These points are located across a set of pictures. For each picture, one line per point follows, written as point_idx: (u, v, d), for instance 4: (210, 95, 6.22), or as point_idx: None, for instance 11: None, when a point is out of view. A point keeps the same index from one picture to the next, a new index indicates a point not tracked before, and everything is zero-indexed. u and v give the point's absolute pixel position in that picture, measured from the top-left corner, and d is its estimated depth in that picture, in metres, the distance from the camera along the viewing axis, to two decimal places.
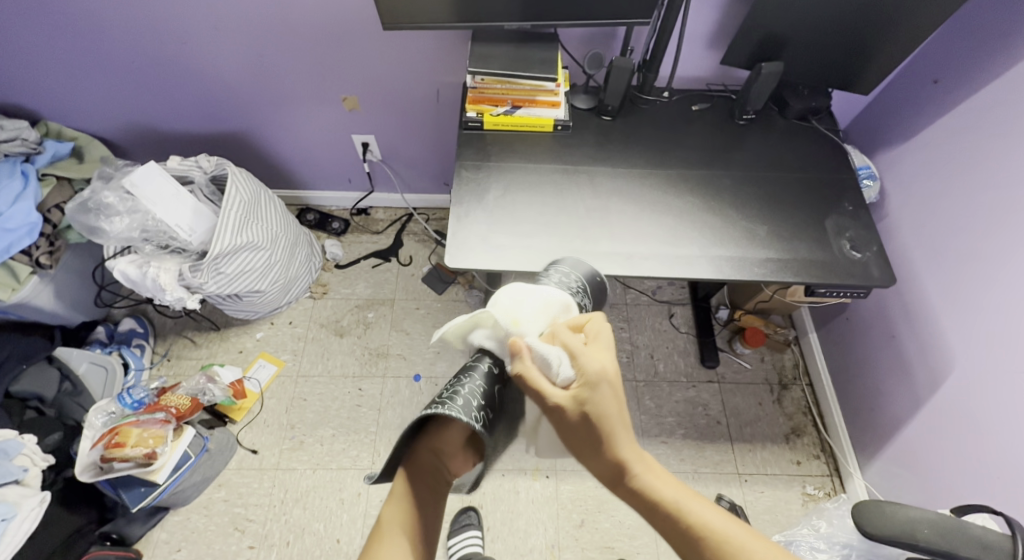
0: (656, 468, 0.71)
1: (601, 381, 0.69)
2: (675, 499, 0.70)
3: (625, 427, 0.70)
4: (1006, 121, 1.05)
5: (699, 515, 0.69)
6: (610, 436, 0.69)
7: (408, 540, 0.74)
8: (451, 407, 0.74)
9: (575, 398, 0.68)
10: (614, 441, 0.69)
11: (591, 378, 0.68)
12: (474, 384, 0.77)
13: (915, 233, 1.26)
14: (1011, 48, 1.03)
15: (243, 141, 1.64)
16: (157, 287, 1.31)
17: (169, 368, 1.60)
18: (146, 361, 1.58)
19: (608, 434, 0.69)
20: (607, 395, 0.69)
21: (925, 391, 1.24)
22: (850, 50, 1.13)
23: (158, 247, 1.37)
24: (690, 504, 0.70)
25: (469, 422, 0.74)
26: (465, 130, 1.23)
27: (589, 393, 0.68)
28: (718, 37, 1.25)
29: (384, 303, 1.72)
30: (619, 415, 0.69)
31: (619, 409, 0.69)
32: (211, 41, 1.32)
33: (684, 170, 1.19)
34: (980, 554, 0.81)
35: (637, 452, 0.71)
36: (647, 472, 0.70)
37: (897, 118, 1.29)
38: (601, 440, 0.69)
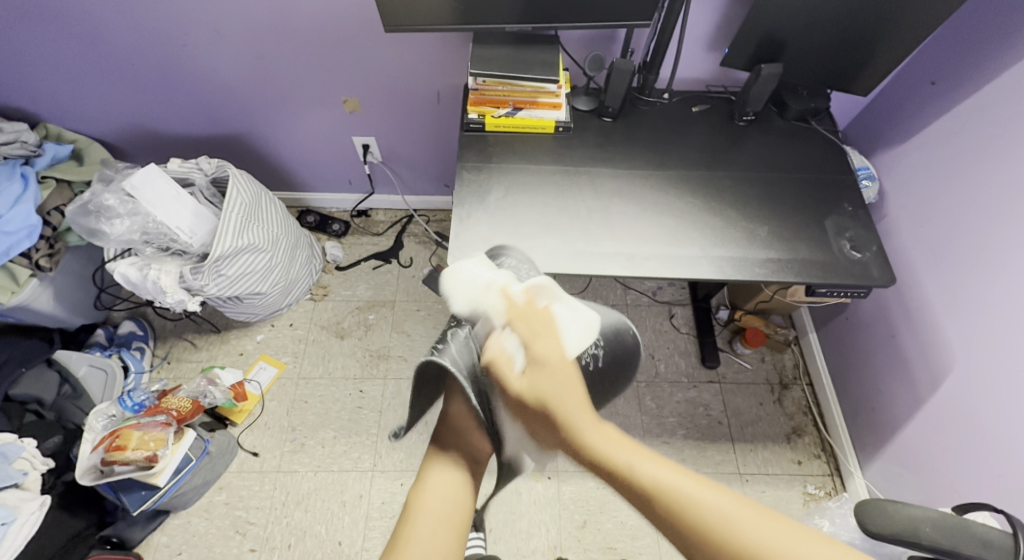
0: (609, 433, 0.73)
1: (541, 365, 0.80)
2: (622, 458, 0.70)
3: (573, 403, 0.76)
4: (1005, 121, 1.06)
5: (650, 474, 0.68)
6: (556, 413, 0.76)
7: (444, 487, 0.81)
8: (445, 351, 0.82)
9: (526, 388, 0.78)
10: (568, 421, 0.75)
11: (538, 357, 0.80)
12: (470, 340, 0.85)
13: (914, 233, 1.26)
14: (1009, 50, 1.04)
15: (243, 143, 1.64)
16: (157, 289, 1.31)
17: (169, 371, 1.59)
18: (146, 363, 1.58)
19: (554, 411, 0.76)
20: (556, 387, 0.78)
21: (925, 390, 1.25)
22: (849, 51, 1.14)
23: (159, 249, 1.37)
24: (637, 464, 0.70)
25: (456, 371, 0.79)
26: (466, 132, 1.24)
27: (536, 378, 0.79)
28: (717, 39, 1.26)
29: (385, 304, 1.72)
30: (567, 393, 0.77)
31: (566, 387, 0.78)
32: (212, 43, 1.33)
33: (685, 171, 1.20)
34: (984, 552, 0.81)
35: (587, 420, 0.75)
36: (591, 427, 0.74)
37: (896, 119, 1.30)
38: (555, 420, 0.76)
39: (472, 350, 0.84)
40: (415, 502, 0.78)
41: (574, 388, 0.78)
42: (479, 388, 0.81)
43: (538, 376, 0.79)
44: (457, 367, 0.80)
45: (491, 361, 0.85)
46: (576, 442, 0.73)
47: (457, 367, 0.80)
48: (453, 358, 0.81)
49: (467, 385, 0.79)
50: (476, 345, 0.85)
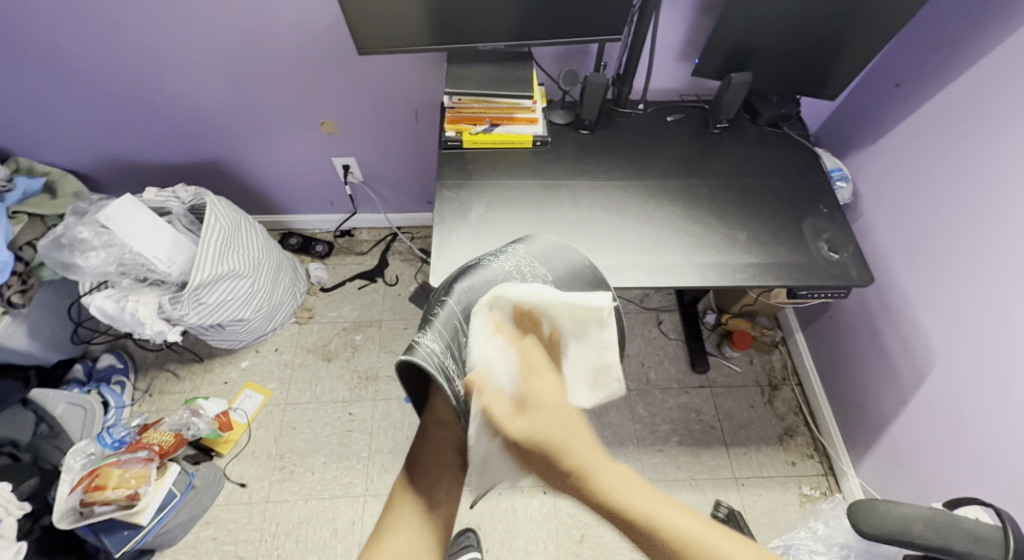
0: (636, 485, 0.75)
1: (529, 407, 0.80)
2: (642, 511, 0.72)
3: (581, 449, 0.77)
4: (968, 121, 1.09)
5: (678, 524, 0.71)
6: (554, 452, 0.77)
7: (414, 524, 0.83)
8: (416, 354, 0.76)
9: (522, 394, 0.80)
10: (570, 478, 0.75)
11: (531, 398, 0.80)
12: (434, 340, 0.79)
13: (889, 232, 1.29)
14: (966, 53, 1.08)
15: (221, 168, 1.63)
16: (136, 321, 1.28)
17: (151, 404, 1.55)
18: (127, 398, 1.54)
19: (552, 450, 0.77)
20: (556, 430, 0.78)
21: (910, 387, 1.26)
22: (815, 59, 1.17)
23: (136, 280, 1.34)
24: (663, 513, 0.72)
25: (438, 371, 0.76)
26: (445, 150, 1.24)
27: (529, 411, 0.79)
28: (687, 50, 1.28)
29: (371, 324, 1.71)
30: (565, 437, 0.78)
31: (572, 440, 0.77)
32: (184, 71, 1.32)
33: (664, 180, 1.21)
34: (975, 547, 0.81)
35: (592, 461, 0.76)
36: (611, 479, 0.75)
37: (865, 121, 1.33)
38: (546, 457, 0.77)
39: (457, 339, 0.82)
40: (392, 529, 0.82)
41: (577, 435, 0.79)
42: (453, 383, 0.78)
43: (537, 418, 0.79)
44: (434, 367, 0.76)
45: (461, 346, 0.82)
46: (587, 484, 0.75)
47: (437, 369, 0.76)
48: (431, 353, 0.77)
49: (439, 378, 0.76)
50: (460, 333, 0.82)
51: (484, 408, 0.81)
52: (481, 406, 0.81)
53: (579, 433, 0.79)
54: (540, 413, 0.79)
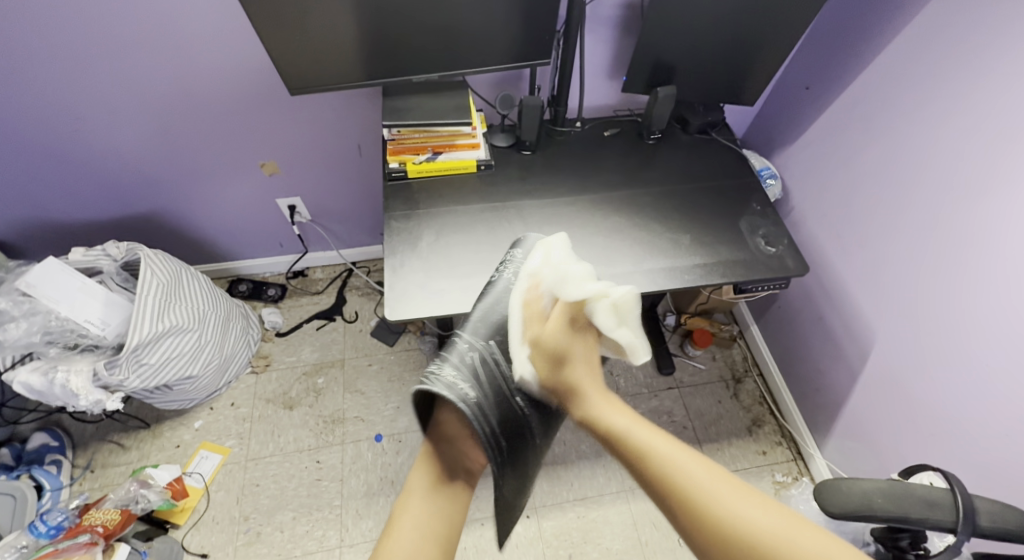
0: (615, 404, 0.80)
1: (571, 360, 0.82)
2: (639, 440, 0.74)
3: (585, 362, 0.83)
4: (873, 115, 1.18)
5: (646, 440, 0.74)
6: (574, 385, 0.81)
7: (419, 525, 0.79)
8: (431, 381, 0.79)
9: (560, 369, 0.82)
10: (581, 395, 0.81)
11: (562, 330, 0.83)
12: (451, 369, 0.83)
13: (820, 222, 1.37)
14: (864, 53, 1.17)
15: (157, 221, 1.57)
16: (69, 393, 1.21)
17: (94, 480, 1.46)
18: (65, 477, 1.44)
19: (573, 380, 0.82)
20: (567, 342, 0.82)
21: (858, 366, 1.32)
22: (732, 69, 1.24)
23: (66, 348, 1.27)
24: (638, 432, 0.75)
25: (453, 396, 0.78)
26: (390, 182, 1.24)
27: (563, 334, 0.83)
28: (616, 68, 1.33)
29: (334, 365, 1.67)
30: (578, 360, 0.82)
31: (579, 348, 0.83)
32: (107, 124, 1.28)
33: (609, 192, 1.25)
34: (929, 514, 0.81)
35: (588, 382, 0.82)
36: (598, 402, 0.80)
37: (788, 121, 1.41)
38: (567, 383, 0.82)
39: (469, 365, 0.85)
40: (398, 520, 0.79)
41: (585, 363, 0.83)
42: (473, 402, 0.79)
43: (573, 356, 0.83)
44: (448, 391, 0.79)
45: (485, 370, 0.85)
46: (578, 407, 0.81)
47: (449, 391, 0.78)
48: (445, 380, 0.80)
49: (453, 399, 0.78)
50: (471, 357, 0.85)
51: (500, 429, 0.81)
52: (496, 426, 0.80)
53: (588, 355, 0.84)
54: (559, 332, 0.83)
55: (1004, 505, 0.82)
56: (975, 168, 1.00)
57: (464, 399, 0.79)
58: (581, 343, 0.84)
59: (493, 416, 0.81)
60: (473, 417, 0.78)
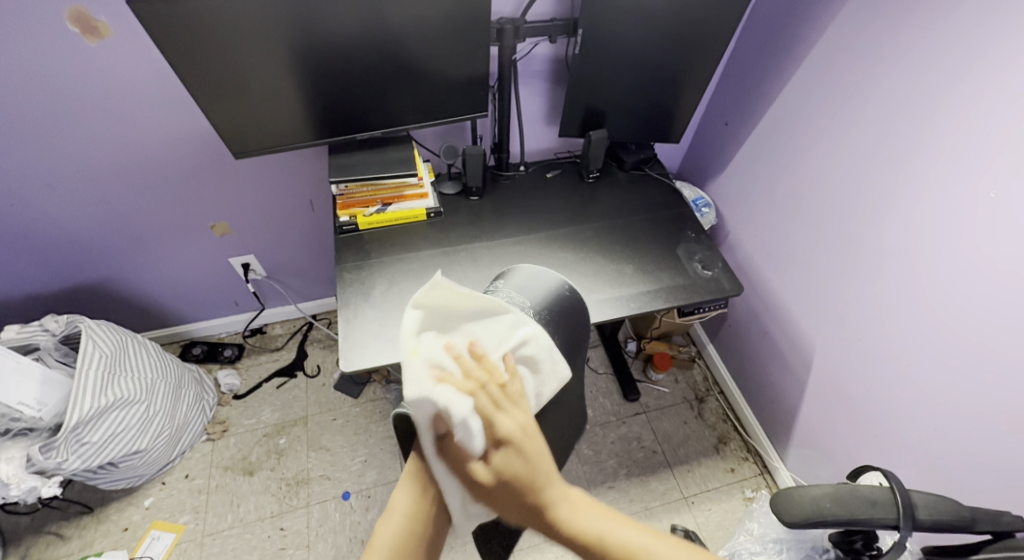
0: (581, 500, 0.63)
1: (509, 449, 0.58)
2: (608, 542, 0.63)
3: (552, 472, 0.62)
4: (785, 145, 1.29)
5: (620, 537, 0.64)
6: (532, 489, 0.60)
7: None
8: (418, 406, 0.64)
9: (492, 464, 0.59)
10: (545, 501, 0.61)
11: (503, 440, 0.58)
12: None
13: (754, 243, 1.46)
14: (771, 92, 1.29)
15: (100, 291, 1.53)
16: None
17: None
18: None
19: (530, 485, 0.60)
20: (524, 469, 0.59)
21: (804, 378, 1.39)
22: (658, 112, 1.34)
23: None
24: (613, 532, 0.64)
25: None
26: (341, 235, 1.26)
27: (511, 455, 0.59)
28: (552, 115, 1.42)
29: (296, 424, 1.63)
30: (544, 473, 0.61)
31: (540, 457, 0.60)
32: (43, 198, 1.26)
33: (557, 230, 1.30)
34: (874, 513, 0.86)
35: (562, 491, 0.62)
36: (569, 507, 0.62)
37: (716, 154, 1.52)
38: (528, 495, 0.60)
39: None
40: None
41: (547, 460, 0.61)
42: None
43: (509, 457, 0.59)
44: None
45: None
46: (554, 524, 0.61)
47: None
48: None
49: None
50: None
51: None
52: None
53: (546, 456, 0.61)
54: (515, 427, 0.59)
55: (936, 497, 0.88)
56: (871, 189, 1.12)
57: None
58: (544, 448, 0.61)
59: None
60: None
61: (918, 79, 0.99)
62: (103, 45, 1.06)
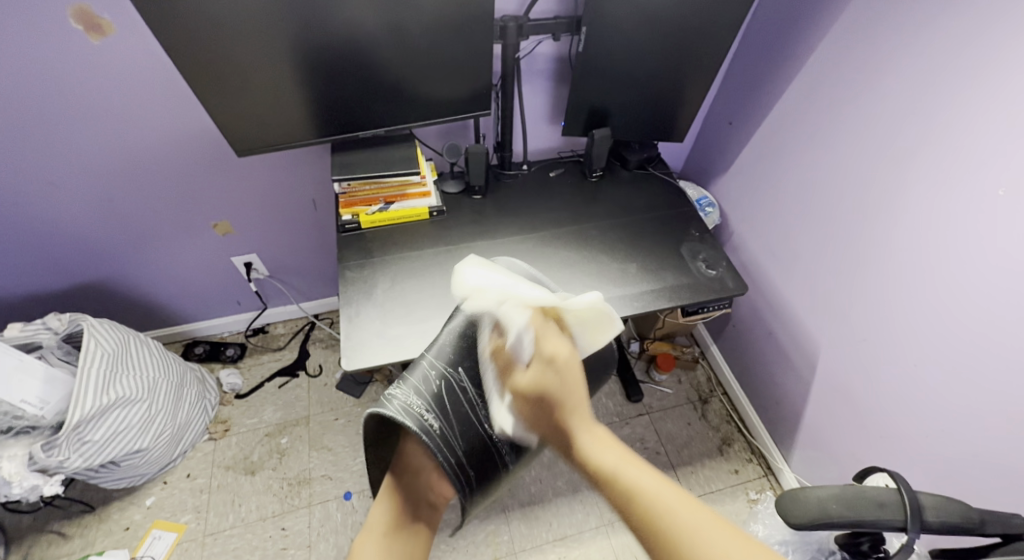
0: (607, 439, 0.75)
1: (551, 369, 0.80)
2: (625, 477, 0.70)
3: (580, 415, 0.77)
4: (791, 143, 1.28)
5: (635, 478, 0.70)
6: (564, 411, 0.77)
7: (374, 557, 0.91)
8: (385, 404, 0.82)
9: (535, 382, 0.79)
10: (570, 424, 0.76)
11: (545, 362, 0.80)
12: (408, 392, 0.84)
13: (758, 243, 1.45)
14: (776, 90, 1.29)
15: (103, 290, 1.53)
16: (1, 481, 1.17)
17: None
18: None
19: (564, 408, 0.77)
20: (561, 385, 0.78)
21: (809, 379, 1.38)
22: (662, 110, 1.33)
23: None
24: (629, 469, 0.71)
25: (414, 424, 0.82)
26: (343, 233, 1.25)
27: (546, 375, 0.79)
28: (556, 113, 1.41)
29: (297, 423, 1.62)
30: (573, 396, 0.78)
31: (578, 388, 0.79)
32: (46, 196, 1.26)
33: (560, 229, 1.29)
34: (881, 515, 0.85)
35: (593, 435, 0.75)
36: (595, 442, 0.74)
37: (720, 153, 1.52)
38: (557, 414, 0.77)
39: (433, 392, 0.86)
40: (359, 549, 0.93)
41: (583, 392, 0.79)
42: (424, 424, 0.83)
43: (548, 374, 0.79)
44: (408, 419, 0.82)
45: (451, 398, 0.87)
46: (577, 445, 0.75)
47: (405, 416, 0.82)
48: (404, 402, 0.83)
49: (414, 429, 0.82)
50: (437, 384, 0.86)
51: (464, 459, 0.86)
52: (462, 456, 0.85)
53: (579, 393, 0.78)
54: (537, 368, 0.80)
55: (944, 499, 0.87)
56: (876, 187, 1.11)
57: (426, 430, 0.82)
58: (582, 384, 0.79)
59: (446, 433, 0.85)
60: (434, 450, 0.82)
61: (928, 74, 0.98)
62: (106, 43, 1.06)
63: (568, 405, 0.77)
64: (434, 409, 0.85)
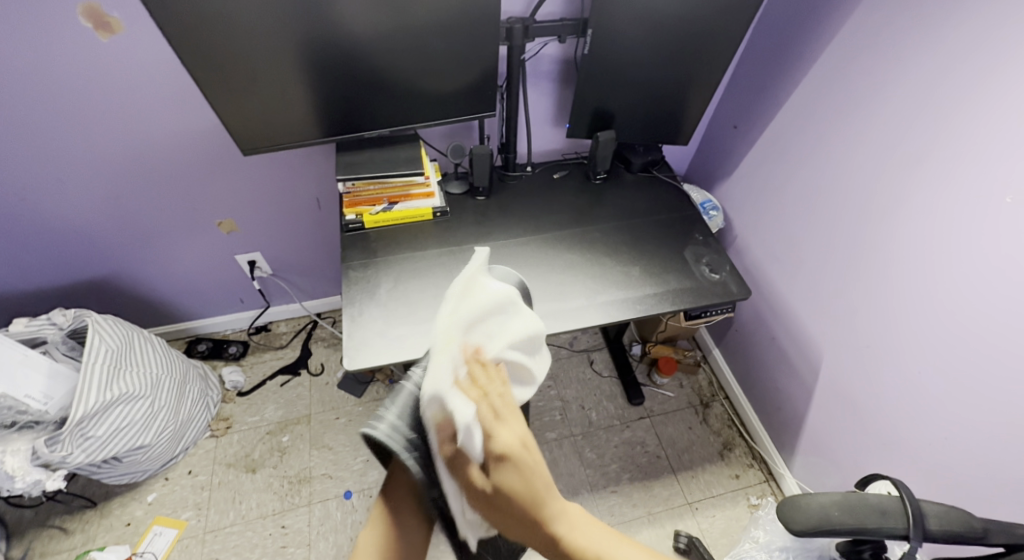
0: (583, 520, 0.64)
1: (507, 461, 0.62)
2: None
3: (547, 504, 0.62)
4: (796, 148, 1.28)
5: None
6: (536, 511, 0.62)
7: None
8: (377, 424, 0.63)
9: (493, 481, 0.62)
10: (546, 517, 0.62)
11: (505, 448, 0.61)
12: (418, 396, 0.66)
13: (762, 248, 1.45)
14: (781, 95, 1.28)
15: (108, 286, 1.54)
16: (4, 475, 1.16)
17: None
18: None
19: (533, 504, 0.61)
20: (519, 441, 0.63)
21: (811, 385, 1.38)
22: (667, 113, 1.33)
23: (1, 427, 1.20)
24: (608, 551, 0.63)
25: (401, 450, 0.63)
26: (347, 233, 1.26)
27: (514, 464, 0.62)
28: (561, 116, 1.41)
29: (299, 422, 1.63)
30: (542, 480, 0.62)
31: (539, 470, 0.63)
32: (52, 192, 1.26)
33: (563, 231, 1.29)
34: (883, 523, 0.84)
35: (564, 517, 0.63)
36: (570, 527, 0.63)
37: (725, 157, 1.51)
38: (529, 512, 0.62)
39: None
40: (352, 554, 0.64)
41: (543, 466, 0.63)
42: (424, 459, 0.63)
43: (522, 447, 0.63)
44: (400, 443, 0.63)
45: None
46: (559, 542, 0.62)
47: (399, 443, 0.63)
48: (395, 427, 0.64)
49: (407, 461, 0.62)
50: None
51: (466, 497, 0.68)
52: (465, 495, 0.68)
53: (543, 475, 0.63)
54: (516, 437, 0.63)
55: (948, 507, 0.87)
56: (881, 193, 1.10)
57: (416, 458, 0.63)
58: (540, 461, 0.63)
59: (440, 475, 0.65)
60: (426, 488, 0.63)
61: (934, 82, 0.98)
62: (115, 41, 1.06)
63: (532, 505, 0.62)
64: None
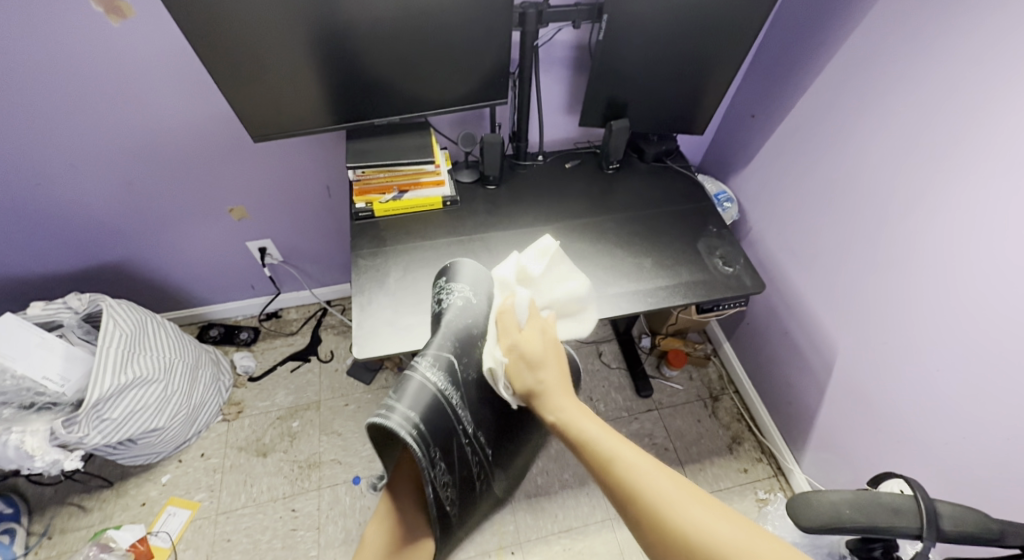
0: (600, 427, 0.75)
1: (538, 380, 0.76)
2: (617, 465, 0.71)
3: (562, 391, 0.77)
4: (814, 139, 1.25)
5: (633, 475, 0.70)
6: (552, 404, 0.76)
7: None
8: (389, 416, 0.60)
9: (528, 384, 0.76)
10: (557, 417, 0.75)
11: (531, 357, 0.77)
12: (425, 386, 0.64)
13: (776, 240, 1.42)
14: (800, 84, 1.25)
15: (122, 271, 1.55)
16: (23, 454, 1.18)
17: (51, 548, 1.38)
18: (19, 547, 1.37)
19: (550, 401, 0.76)
20: (547, 369, 0.78)
21: (824, 380, 1.36)
22: (683, 102, 1.30)
23: (20, 408, 1.23)
24: (624, 461, 0.72)
25: (413, 443, 0.60)
26: (357, 221, 1.25)
27: (532, 375, 0.76)
28: (573, 104, 1.39)
29: (309, 408, 1.64)
30: (561, 387, 0.77)
31: (561, 372, 0.79)
32: (66, 177, 1.27)
33: (574, 222, 1.28)
34: (896, 522, 0.83)
35: (583, 417, 0.76)
36: (586, 428, 0.75)
37: (740, 147, 1.49)
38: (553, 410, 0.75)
39: (443, 401, 0.66)
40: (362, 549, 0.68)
41: (565, 374, 0.80)
42: (433, 455, 0.62)
43: (543, 366, 0.78)
44: (412, 436, 0.60)
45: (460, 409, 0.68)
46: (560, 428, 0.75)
47: (412, 436, 0.60)
48: (407, 417, 0.60)
49: (419, 455, 0.60)
50: (448, 391, 0.66)
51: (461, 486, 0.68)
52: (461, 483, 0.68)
53: (567, 385, 0.78)
54: (538, 348, 0.79)
55: (964, 507, 0.85)
56: (902, 185, 1.08)
57: (426, 452, 0.61)
58: (564, 372, 0.80)
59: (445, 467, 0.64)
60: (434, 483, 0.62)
61: (959, 72, 0.95)
62: (127, 25, 1.06)
63: (538, 390, 0.76)
64: (447, 426, 0.65)
